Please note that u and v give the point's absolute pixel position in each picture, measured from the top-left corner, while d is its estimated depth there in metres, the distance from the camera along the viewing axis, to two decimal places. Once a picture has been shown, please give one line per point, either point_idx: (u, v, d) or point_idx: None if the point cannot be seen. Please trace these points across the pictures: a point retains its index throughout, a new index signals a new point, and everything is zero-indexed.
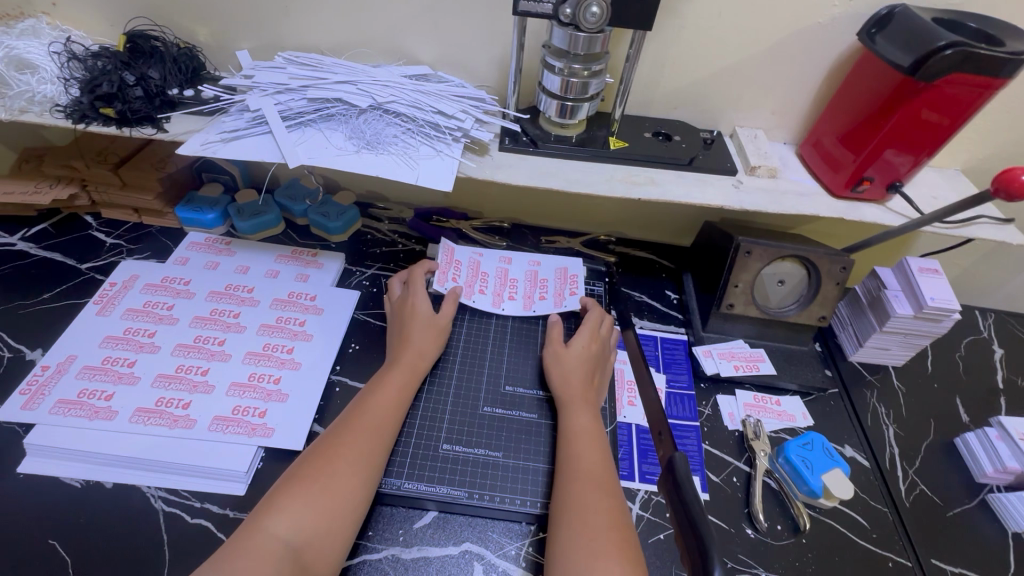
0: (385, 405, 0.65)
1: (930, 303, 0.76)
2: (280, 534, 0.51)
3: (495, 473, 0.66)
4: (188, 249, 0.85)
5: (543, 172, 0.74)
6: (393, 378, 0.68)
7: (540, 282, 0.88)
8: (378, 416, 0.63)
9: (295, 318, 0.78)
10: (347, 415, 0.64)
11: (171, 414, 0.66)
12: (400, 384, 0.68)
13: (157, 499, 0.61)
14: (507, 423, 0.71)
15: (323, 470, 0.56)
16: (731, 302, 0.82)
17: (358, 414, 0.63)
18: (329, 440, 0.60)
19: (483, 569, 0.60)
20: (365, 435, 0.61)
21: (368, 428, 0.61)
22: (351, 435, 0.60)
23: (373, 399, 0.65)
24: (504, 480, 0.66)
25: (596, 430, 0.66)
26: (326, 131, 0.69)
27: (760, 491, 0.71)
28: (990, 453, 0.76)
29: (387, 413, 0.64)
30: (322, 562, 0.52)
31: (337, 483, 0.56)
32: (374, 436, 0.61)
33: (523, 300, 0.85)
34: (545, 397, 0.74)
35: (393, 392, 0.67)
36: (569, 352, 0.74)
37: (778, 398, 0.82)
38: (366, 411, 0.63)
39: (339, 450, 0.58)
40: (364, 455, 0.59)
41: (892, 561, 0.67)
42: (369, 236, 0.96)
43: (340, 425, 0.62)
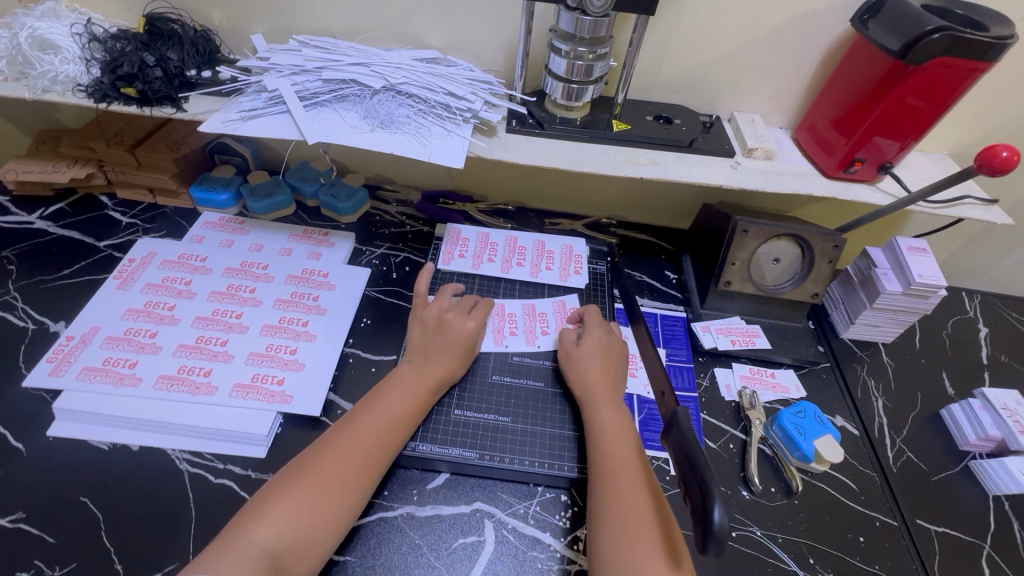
0: (388, 408, 0.64)
1: (918, 280, 0.80)
2: (261, 540, 0.51)
3: (504, 436, 0.69)
4: (203, 228, 0.88)
5: (548, 153, 0.77)
6: (402, 377, 0.68)
7: (540, 317, 0.83)
8: (379, 421, 0.63)
9: (310, 294, 0.81)
10: (349, 417, 0.63)
11: (193, 381, 0.69)
12: (409, 386, 0.67)
13: (182, 461, 0.64)
14: (516, 392, 0.74)
15: (316, 475, 0.56)
16: (728, 280, 0.86)
17: (357, 416, 0.63)
18: (325, 441, 0.60)
19: (493, 526, 0.64)
20: (361, 441, 0.60)
21: (365, 432, 0.61)
22: (346, 439, 0.60)
23: (378, 402, 0.65)
24: (512, 444, 0.69)
25: (621, 422, 0.66)
26: (341, 111, 0.71)
27: (755, 457, 0.74)
28: (973, 422, 0.80)
29: (390, 419, 0.63)
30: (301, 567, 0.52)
31: (325, 490, 0.56)
32: (371, 441, 0.61)
33: (525, 335, 0.80)
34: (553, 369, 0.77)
35: (404, 397, 0.66)
36: (596, 346, 0.74)
37: (772, 371, 0.85)
38: (370, 416, 0.63)
39: (331, 455, 0.58)
40: (356, 459, 0.59)
41: (879, 520, 0.71)
42: (378, 217, 0.98)
43: (338, 426, 0.62)
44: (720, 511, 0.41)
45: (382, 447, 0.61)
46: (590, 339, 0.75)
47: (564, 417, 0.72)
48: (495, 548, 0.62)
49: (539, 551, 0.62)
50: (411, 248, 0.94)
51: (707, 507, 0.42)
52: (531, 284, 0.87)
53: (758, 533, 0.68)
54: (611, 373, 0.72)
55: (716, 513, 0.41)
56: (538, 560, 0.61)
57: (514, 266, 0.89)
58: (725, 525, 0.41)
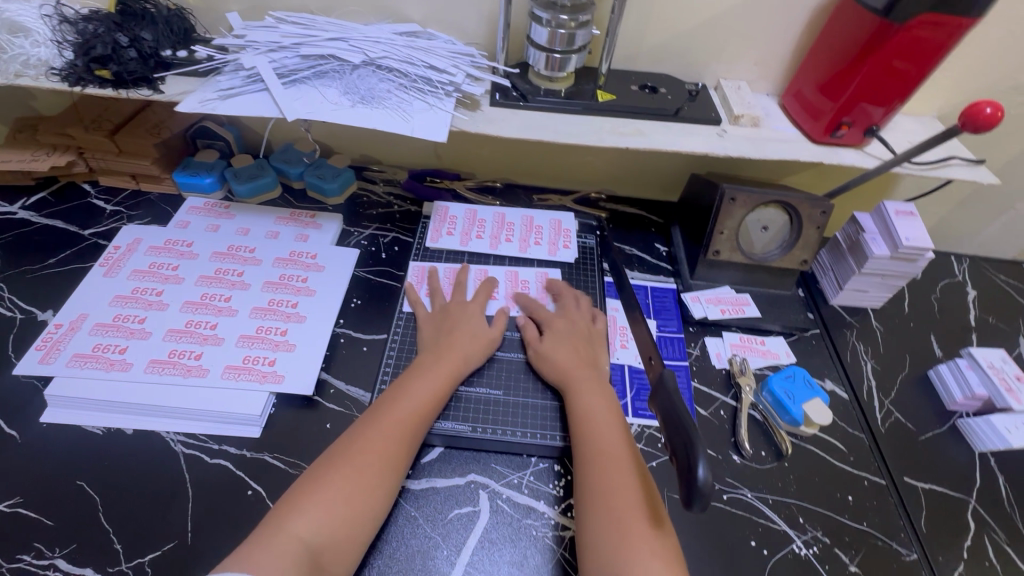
0: (412, 399, 0.64)
1: (906, 243, 0.80)
2: (301, 534, 0.52)
3: (496, 409, 0.70)
4: (188, 214, 0.87)
5: (533, 125, 0.76)
6: (423, 367, 0.68)
7: (521, 283, 0.84)
8: (406, 411, 0.63)
9: (298, 275, 0.81)
10: (373, 412, 0.63)
11: (185, 364, 0.69)
12: (431, 373, 0.67)
13: (176, 443, 0.65)
14: (506, 366, 0.75)
15: (350, 468, 0.57)
16: (717, 249, 0.86)
17: (383, 410, 0.63)
18: (352, 436, 0.60)
19: (487, 496, 0.65)
20: (388, 434, 0.60)
21: (391, 424, 0.61)
22: (374, 433, 0.60)
23: (400, 394, 0.65)
24: (505, 416, 0.70)
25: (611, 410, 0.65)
26: (320, 87, 0.70)
27: (746, 423, 0.75)
28: (960, 382, 0.81)
29: (416, 410, 0.64)
30: (338, 562, 0.53)
31: (359, 484, 0.56)
32: (399, 432, 0.61)
33: (503, 299, 0.81)
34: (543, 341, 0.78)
35: (427, 386, 0.66)
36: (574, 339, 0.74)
37: (762, 338, 0.86)
38: (395, 407, 0.63)
39: (361, 449, 0.58)
40: (387, 452, 0.59)
41: (867, 480, 0.72)
42: (365, 198, 0.98)
43: (363, 421, 0.62)
44: (704, 469, 0.42)
45: (411, 438, 0.62)
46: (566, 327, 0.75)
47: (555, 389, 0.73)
48: (491, 518, 0.63)
49: (533, 518, 0.64)
50: (399, 228, 0.93)
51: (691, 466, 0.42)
52: (520, 259, 0.87)
53: (749, 495, 0.69)
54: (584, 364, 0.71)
55: (701, 471, 0.42)
56: (533, 527, 0.63)
57: (503, 242, 0.88)
58: (709, 483, 0.41)
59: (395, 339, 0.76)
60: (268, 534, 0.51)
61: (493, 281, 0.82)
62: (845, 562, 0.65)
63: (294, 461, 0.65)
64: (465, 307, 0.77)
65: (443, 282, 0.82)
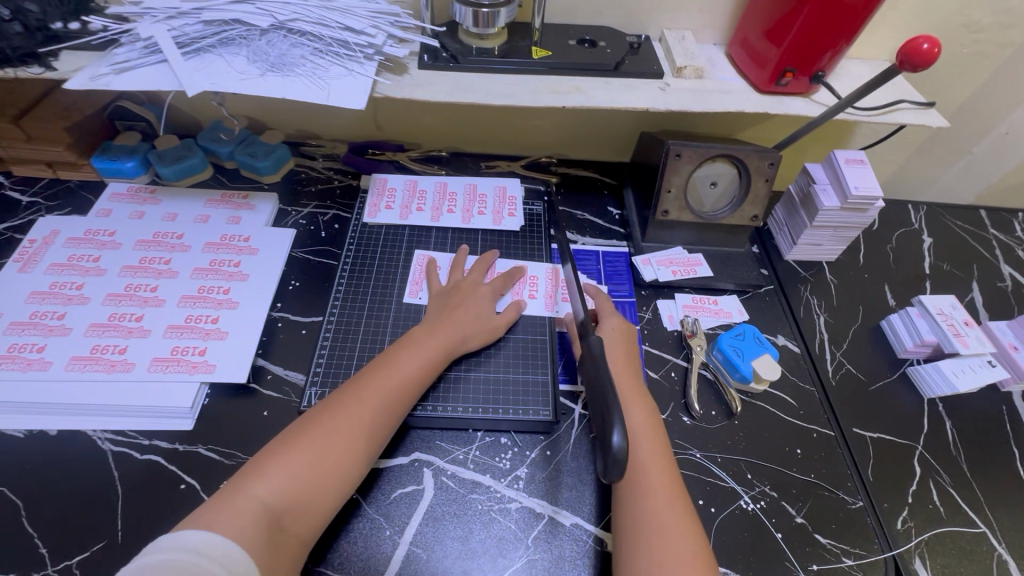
0: (398, 373, 0.62)
1: (855, 192, 0.78)
2: (260, 496, 0.50)
3: (451, 386, 0.68)
4: (110, 201, 0.82)
5: (464, 87, 0.72)
6: (413, 341, 0.66)
7: (530, 279, 0.80)
8: (389, 385, 0.61)
9: (230, 260, 0.77)
10: (354, 383, 0.61)
11: (108, 359, 0.66)
12: (421, 349, 0.65)
13: (103, 441, 0.62)
14: (503, 345, 0.73)
15: (320, 435, 0.56)
16: (666, 209, 0.83)
17: (364, 382, 0.61)
18: (327, 405, 0.58)
19: (431, 474, 0.64)
20: (367, 407, 0.59)
21: (372, 398, 0.59)
22: (353, 404, 0.59)
23: (386, 367, 0.63)
24: (463, 394, 0.67)
25: (653, 428, 0.61)
26: (227, 56, 0.65)
27: (696, 383, 0.74)
28: (911, 329, 0.80)
29: (400, 384, 0.62)
30: (300, 525, 0.52)
31: (329, 451, 0.55)
32: (379, 406, 0.60)
33: (511, 295, 0.77)
34: (542, 317, 0.76)
35: (415, 361, 0.64)
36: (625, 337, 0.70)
37: (715, 298, 0.85)
38: (379, 380, 0.61)
39: (337, 419, 0.57)
40: (363, 424, 0.58)
41: (816, 432, 0.72)
42: (302, 174, 0.93)
43: (343, 390, 0.60)
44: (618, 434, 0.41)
45: (390, 413, 0.60)
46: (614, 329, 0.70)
47: (551, 364, 0.71)
48: (435, 494, 0.62)
49: (479, 493, 0.63)
50: (338, 205, 0.89)
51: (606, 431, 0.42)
52: (464, 230, 0.84)
53: (698, 455, 0.69)
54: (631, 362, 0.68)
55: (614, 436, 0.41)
56: (479, 502, 0.62)
57: (445, 213, 0.85)
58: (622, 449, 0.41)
59: (332, 321, 0.73)
60: (231, 495, 0.50)
61: (511, 278, 0.77)
62: (792, 515, 0.65)
63: (230, 452, 0.63)
64: (476, 286, 0.75)
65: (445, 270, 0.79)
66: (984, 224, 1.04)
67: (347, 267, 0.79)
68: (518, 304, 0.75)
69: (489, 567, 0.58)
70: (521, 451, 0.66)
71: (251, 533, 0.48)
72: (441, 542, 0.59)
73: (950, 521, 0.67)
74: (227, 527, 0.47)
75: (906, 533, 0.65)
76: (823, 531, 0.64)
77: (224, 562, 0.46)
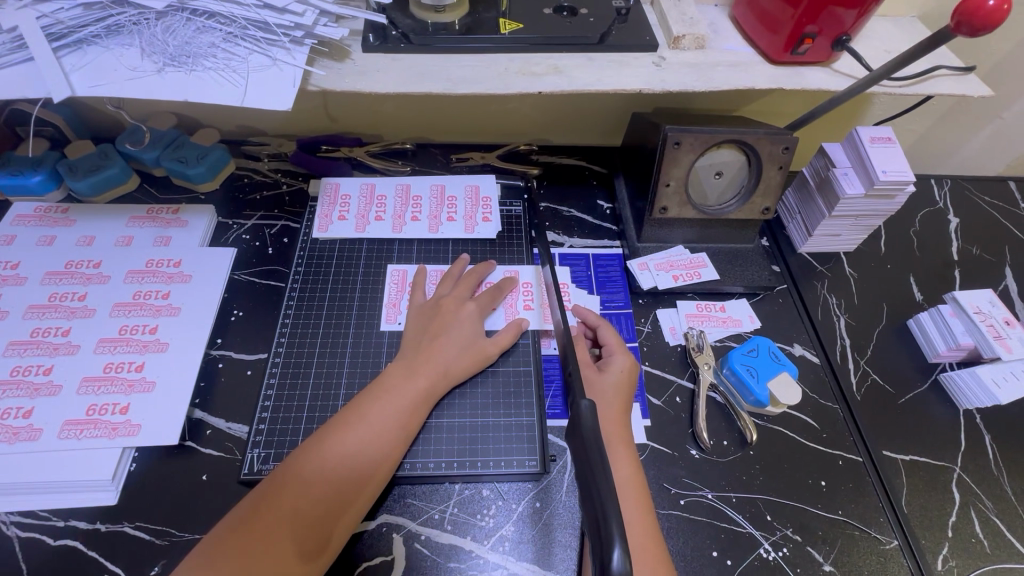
0: (368, 426, 0.52)
1: (882, 177, 0.67)
2: None
3: (430, 435, 0.59)
4: (14, 225, 0.70)
5: (417, 73, 0.59)
6: (388, 384, 0.56)
7: (523, 287, 0.70)
8: (358, 443, 0.51)
9: (157, 291, 0.66)
10: (316, 441, 0.51)
11: (10, 427, 0.55)
12: (396, 393, 0.55)
13: (9, 526, 0.52)
14: (489, 380, 0.63)
15: (278, 514, 0.46)
16: (664, 206, 0.72)
17: (332, 439, 0.51)
18: (283, 473, 0.49)
19: (401, 540, 0.55)
20: (332, 473, 0.49)
21: (337, 461, 0.50)
22: (315, 471, 0.49)
23: (355, 419, 0.53)
24: (444, 443, 0.59)
25: (636, 477, 0.53)
26: (116, 49, 0.52)
27: (704, 409, 0.65)
28: (944, 332, 0.71)
29: (373, 440, 0.52)
30: None
31: (287, 534, 0.45)
32: (348, 470, 0.50)
33: (504, 308, 0.68)
34: (534, 343, 0.66)
35: (389, 411, 0.54)
36: (619, 379, 0.60)
37: (722, 303, 0.75)
38: (346, 436, 0.51)
39: (296, 491, 0.47)
40: (328, 495, 0.48)
41: (842, 459, 0.64)
42: (245, 179, 0.81)
43: (303, 452, 0.50)
44: (619, 555, 0.36)
45: (363, 478, 0.50)
46: (605, 371, 0.60)
47: (539, 403, 0.62)
48: (406, 566, 0.53)
49: (457, 561, 0.54)
50: (287, 215, 0.77)
51: (604, 547, 0.36)
52: (431, 241, 0.74)
53: (710, 496, 0.60)
54: (625, 406, 0.58)
55: (615, 557, 0.36)
56: (457, 572, 0.53)
57: (409, 221, 0.74)
58: (627, 571, 0.35)
59: (279, 359, 0.62)
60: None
61: (502, 289, 0.67)
62: (819, 563, 0.57)
63: (162, 529, 0.53)
64: (462, 304, 0.64)
65: (429, 284, 0.69)
66: (1014, 198, 0.93)
67: (294, 294, 0.68)
68: (518, 319, 0.66)
69: None
70: (506, 505, 0.57)
71: None
72: None
73: (996, 557, 0.59)
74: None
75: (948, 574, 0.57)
76: None
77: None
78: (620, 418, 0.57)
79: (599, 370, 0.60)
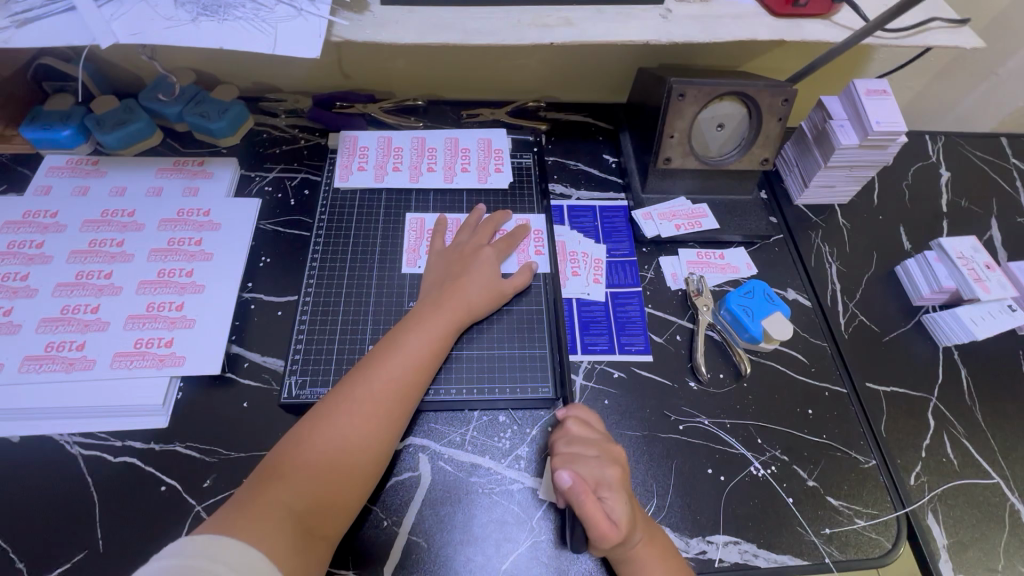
0: (406, 355, 0.58)
1: (876, 128, 0.71)
2: (282, 499, 0.48)
3: (456, 368, 0.64)
4: (48, 176, 0.73)
5: (434, 24, 0.62)
6: (418, 318, 0.61)
7: (535, 234, 0.75)
8: (399, 369, 0.57)
9: (190, 238, 0.70)
10: (360, 370, 0.57)
11: (65, 358, 0.60)
12: (428, 326, 0.60)
13: (72, 445, 0.58)
14: (507, 318, 0.68)
15: (335, 431, 0.52)
16: (668, 156, 0.76)
17: (373, 366, 0.57)
18: (335, 397, 0.55)
19: (427, 458, 0.60)
20: (379, 395, 0.55)
21: (383, 384, 0.55)
22: (363, 392, 0.55)
23: (392, 349, 0.58)
24: (468, 372, 0.64)
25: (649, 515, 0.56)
26: None
27: (703, 345, 0.70)
28: (928, 275, 0.75)
29: (412, 367, 0.58)
30: (328, 525, 0.49)
31: (344, 448, 0.52)
32: (391, 393, 0.56)
33: (517, 253, 0.72)
34: (547, 286, 0.71)
35: (423, 341, 0.59)
36: (595, 432, 0.58)
37: (721, 251, 0.79)
38: (387, 364, 0.57)
39: (348, 410, 0.54)
40: (377, 413, 0.54)
41: (828, 390, 0.69)
42: (264, 134, 0.83)
43: (350, 378, 0.56)
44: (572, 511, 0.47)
45: (404, 400, 0.56)
46: (569, 422, 0.58)
47: (553, 337, 0.68)
48: (431, 481, 0.59)
49: (478, 475, 0.60)
50: (307, 167, 0.81)
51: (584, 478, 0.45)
52: (446, 191, 0.77)
53: (706, 422, 0.66)
54: (613, 459, 0.56)
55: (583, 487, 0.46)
56: (479, 485, 0.59)
57: (424, 172, 0.78)
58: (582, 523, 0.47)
59: (309, 301, 0.67)
60: (247, 504, 0.47)
61: (519, 235, 0.72)
62: (803, 478, 0.63)
63: (210, 448, 0.59)
64: (480, 249, 0.69)
65: (448, 233, 0.73)
66: (1004, 152, 0.96)
67: (320, 240, 0.72)
68: (530, 263, 0.70)
69: (493, 553, 0.56)
70: (520, 429, 0.63)
71: (275, 534, 0.45)
72: (441, 529, 0.57)
73: (964, 474, 0.65)
74: (249, 533, 0.44)
75: (920, 489, 0.63)
76: (835, 492, 0.63)
77: (232, 561, 0.42)
78: (602, 472, 0.54)
79: (573, 421, 0.59)
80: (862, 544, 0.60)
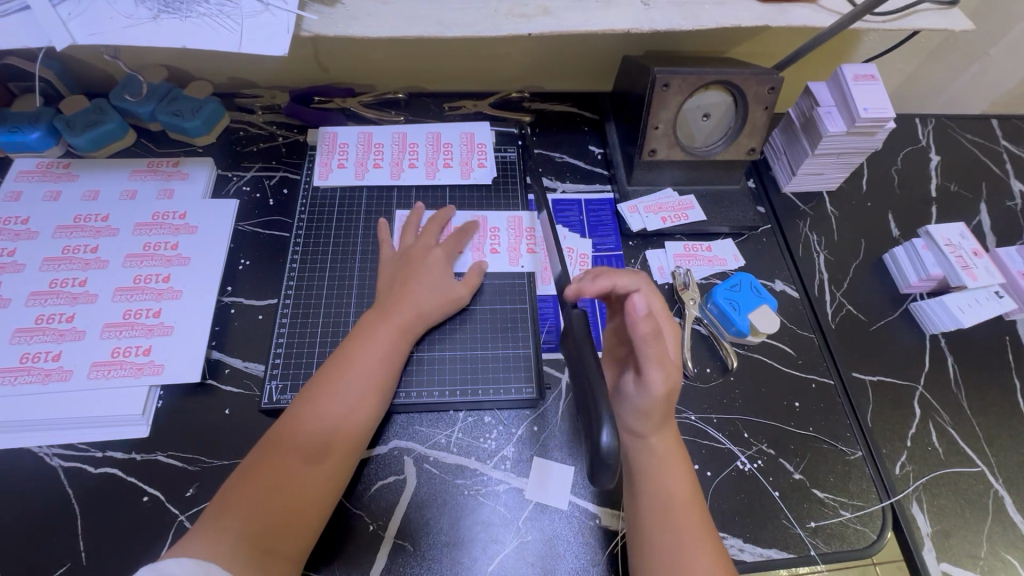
0: (359, 367, 0.57)
1: (864, 116, 0.69)
2: (237, 525, 0.47)
3: (428, 371, 0.63)
4: (18, 181, 0.71)
5: (408, 17, 0.60)
6: (371, 327, 0.60)
7: (527, 233, 0.74)
8: (353, 381, 0.56)
9: (166, 242, 0.69)
10: (313, 388, 0.56)
11: (42, 369, 0.59)
12: (376, 336, 0.59)
13: (52, 457, 0.57)
14: (473, 321, 0.67)
15: (288, 451, 0.52)
16: (653, 147, 0.74)
17: (325, 381, 0.56)
18: (287, 415, 0.54)
19: (413, 461, 0.60)
20: (332, 410, 0.54)
21: (335, 398, 0.55)
22: (315, 409, 0.54)
23: (346, 361, 0.57)
24: (438, 376, 0.63)
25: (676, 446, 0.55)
26: None
27: (689, 340, 0.70)
28: (916, 263, 0.75)
29: (366, 377, 0.57)
30: (290, 545, 0.49)
31: (300, 466, 0.51)
32: (343, 406, 0.55)
33: (507, 253, 0.72)
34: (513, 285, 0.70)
35: (376, 351, 0.58)
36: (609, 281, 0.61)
37: (708, 244, 0.78)
38: (340, 377, 0.56)
39: (301, 428, 0.53)
40: (328, 426, 0.53)
41: (815, 382, 0.69)
42: (240, 132, 0.81)
43: (304, 393, 0.55)
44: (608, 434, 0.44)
45: (358, 414, 0.55)
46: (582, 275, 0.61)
47: (536, 335, 0.67)
48: (417, 484, 0.59)
49: (463, 477, 0.60)
50: (286, 165, 0.79)
51: (597, 428, 0.45)
52: (429, 187, 0.76)
53: (693, 417, 0.65)
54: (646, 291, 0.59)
55: (605, 435, 0.44)
56: (464, 487, 0.59)
57: (406, 168, 0.76)
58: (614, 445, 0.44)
59: (289, 305, 0.66)
60: (202, 536, 0.46)
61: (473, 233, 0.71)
62: (789, 471, 0.63)
63: (193, 457, 0.58)
64: (435, 251, 0.67)
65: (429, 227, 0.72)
66: (995, 135, 0.95)
67: (300, 241, 0.70)
68: (483, 262, 0.69)
69: (480, 555, 0.56)
70: (507, 429, 0.63)
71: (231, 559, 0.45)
72: (428, 531, 0.57)
73: (949, 463, 0.65)
74: (202, 561, 0.44)
75: (905, 478, 0.64)
76: (822, 484, 0.63)
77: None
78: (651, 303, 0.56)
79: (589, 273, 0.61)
80: (848, 535, 0.60)
